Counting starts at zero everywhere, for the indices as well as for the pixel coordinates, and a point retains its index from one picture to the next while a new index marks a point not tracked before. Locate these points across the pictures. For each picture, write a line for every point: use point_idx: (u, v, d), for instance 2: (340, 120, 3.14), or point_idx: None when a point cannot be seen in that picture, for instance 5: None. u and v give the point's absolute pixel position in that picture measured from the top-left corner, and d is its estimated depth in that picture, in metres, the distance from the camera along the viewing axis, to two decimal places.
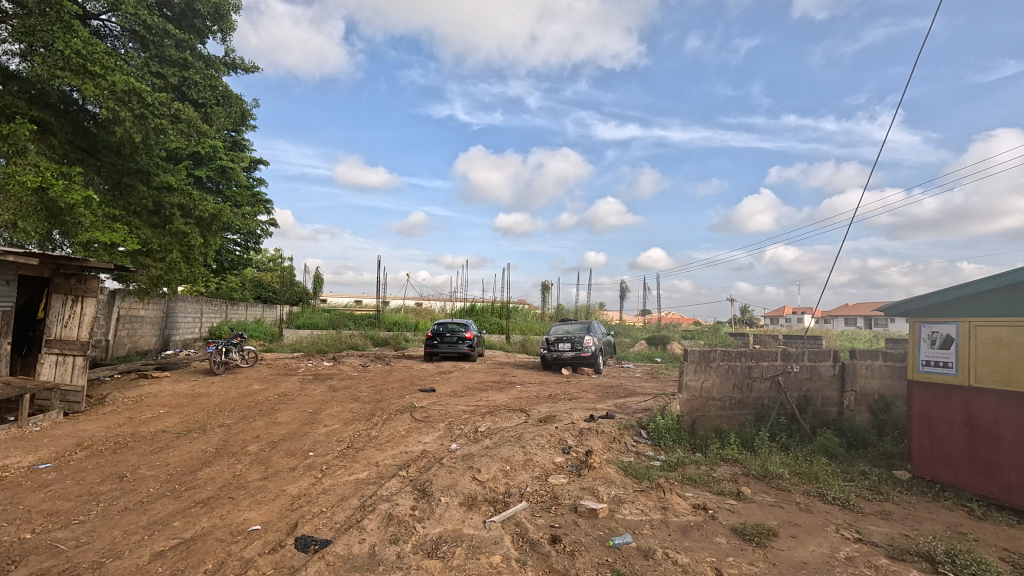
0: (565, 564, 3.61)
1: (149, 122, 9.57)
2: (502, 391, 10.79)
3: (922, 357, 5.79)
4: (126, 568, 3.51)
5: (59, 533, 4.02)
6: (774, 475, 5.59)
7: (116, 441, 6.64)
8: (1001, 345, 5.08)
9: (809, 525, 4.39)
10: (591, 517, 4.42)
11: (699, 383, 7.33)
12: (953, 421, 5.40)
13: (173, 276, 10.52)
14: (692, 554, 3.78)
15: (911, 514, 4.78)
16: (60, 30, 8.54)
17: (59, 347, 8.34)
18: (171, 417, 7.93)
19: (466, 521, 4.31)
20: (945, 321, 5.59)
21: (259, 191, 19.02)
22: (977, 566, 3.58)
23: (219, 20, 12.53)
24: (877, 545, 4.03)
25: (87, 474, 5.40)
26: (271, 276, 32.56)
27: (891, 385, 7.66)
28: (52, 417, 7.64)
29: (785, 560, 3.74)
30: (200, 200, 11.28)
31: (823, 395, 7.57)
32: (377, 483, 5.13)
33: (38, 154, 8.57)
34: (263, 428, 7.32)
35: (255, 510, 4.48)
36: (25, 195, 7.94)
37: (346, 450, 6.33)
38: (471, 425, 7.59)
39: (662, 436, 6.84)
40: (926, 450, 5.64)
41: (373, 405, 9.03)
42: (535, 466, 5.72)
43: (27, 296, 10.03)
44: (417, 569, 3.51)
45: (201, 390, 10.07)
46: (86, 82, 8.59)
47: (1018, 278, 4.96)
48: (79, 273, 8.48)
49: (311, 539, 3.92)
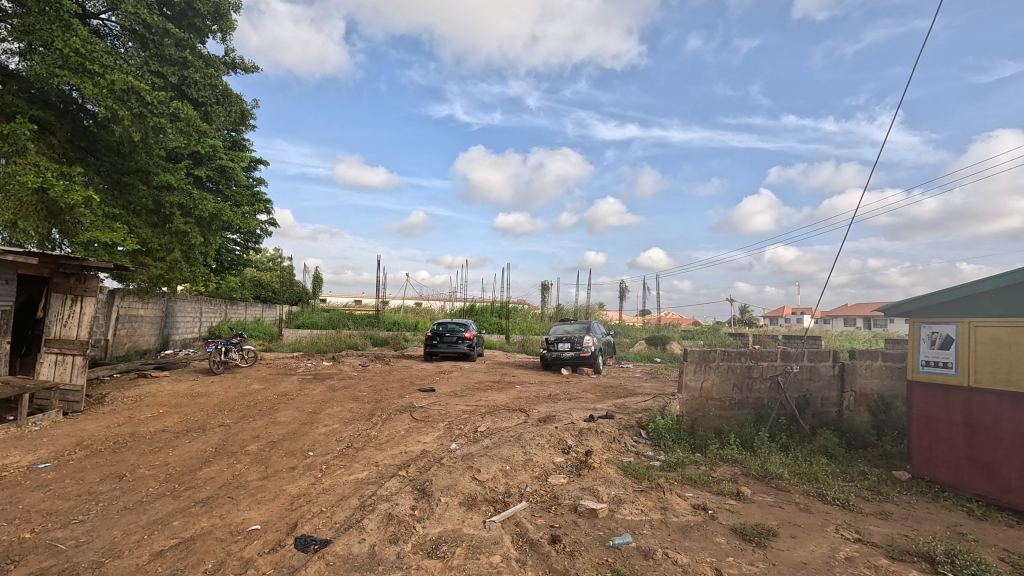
0: (566, 564, 3.60)
1: (148, 121, 9.55)
2: (501, 391, 10.79)
3: (922, 357, 5.79)
4: (126, 568, 3.51)
5: (59, 533, 4.01)
6: (773, 475, 5.59)
7: (116, 440, 6.64)
8: (1001, 345, 5.07)
9: (808, 525, 4.39)
10: (591, 517, 4.42)
11: (699, 383, 7.34)
12: (952, 422, 5.40)
13: (174, 275, 10.53)
14: (692, 554, 3.78)
15: (911, 514, 4.79)
16: (59, 28, 8.53)
17: (59, 346, 8.33)
18: (170, 417, 7.93)
19: (466, 521, 4.31)
20: (945, 322, 5.59)
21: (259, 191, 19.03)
22: (976, 566, 3.58)
23: (219, 19, 12.53)
24: (877, 545, 4.03)
25: (86, 474, 5.40)
26: (271, 276, 32.53)
27: (890, 385, 7.66)
28: (51, 416, 7.63)
29: (785, 560, 3.74)
30: (200, 199, 11.27)
31: (823, 395, 7.58)
32: (377, 483, 5.13)
33: (38, 153, 8.56)
34: (262, 428, 7.31)
35: (255, 510, 4.48)
36: (25, 195, 7.93)
37: (346, 450, 6.32)
38: (471, 425, 7.58)
39: (661, 436, 6.84)
40: (926, 450, 5.64)
41: (373, 405, 9.02)
42: (535, 466, 5.72)
43: (27, 295, 10.02)
44: (417, 569, 3.51)
45: (200, 390, 10.06)
46: (85, 81, 8.59)
47: (1018, 278, 4.96)
48: (79, 272, 8.47)
49: (311, 539, 3.92)
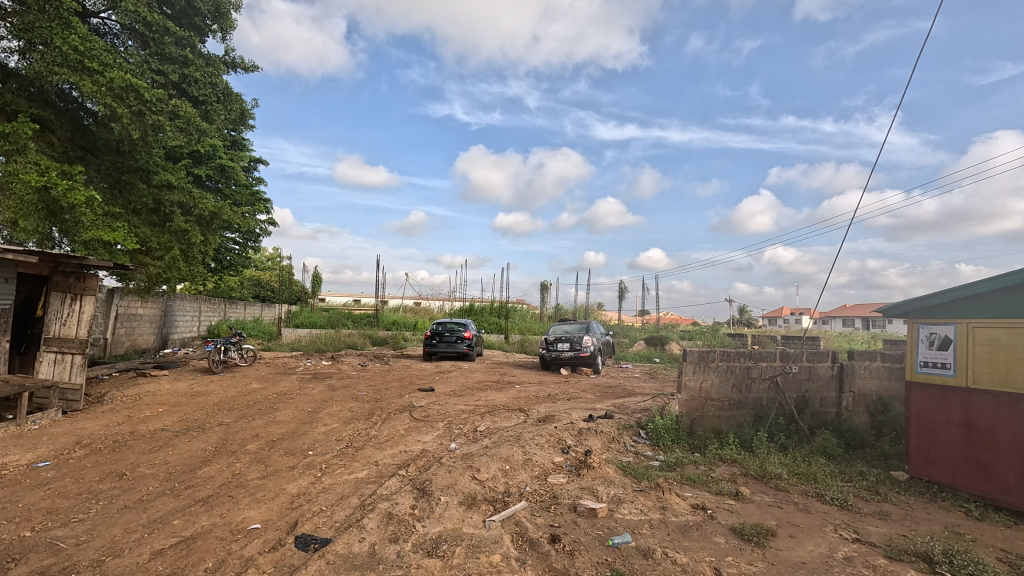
0: (565, 564, 3.61)
1: (147, 119, 9.54)
2: (501, 391, 10.79)
3: (920, 358, 5.81)
4: (127, 566, 3.52)
5: (60, 531, 4.02)
6: (772, 475, 5.61)
7: (116, 439, 6.65)
8: (999, 346, 5.09)
9: (806, 525, 4.40)
10: (590, 517, 4.42)
11: (697, 383, 7.35)
12: (950, 422, 5.43)
13: (173, 274, 10.54)
14: (691, 554, 3.79)
15: (909, 514, 4.81)
16: (59, 26, 8.53)
17: (59, 345, 8.33)
18: (169, 416, 7.93)
19: (465, 520, 4.32)
20: (942, 323, 5.61)
21: (258, 191, 19.08)
22: (974, 566, 3.60)
23: (219, 17, 12.50)
24: (874, 545, 4.05)
25: (86, 472, 5.39)
26: (269, 275, 32.52)
27: (888, 386, 7.69)
28: (50, 415, 7.62)
29: (783, 560, 3.75)
30: (199, 198, 11.25)
31: (821, 396, 7.59)
32: (376, 482, 5.14)
33: (38, 152, 8.56)
34: (262, 427, 7.31)
35: (255, 509, 4.48)
36: (26, 193, 7.93)
37: (346, 449, 6.33)
38: (471, 424, 7.58)
39: (660, 436, 6.86)
40: (924, 450, 5.66)
41: (373, 404, 9.01)
42: (534, 466, 5.72)
43: (26, 294, 9.94)
44: (417, 568, 3.52)
45: (199, 389, 10.06)
46: (85, 79, 8.60)
47: (1018, 279, 4.96)
48: (79, 271, 8.45)
49: (311, 537, 3.93)
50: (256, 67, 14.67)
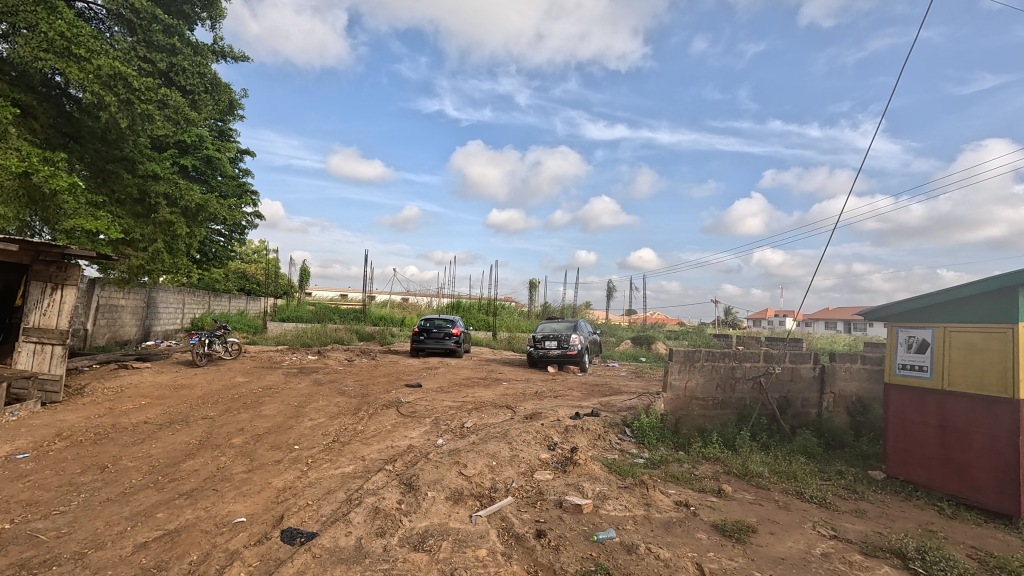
0: (551, 558, 3.67)
1: (136, 108, 9.33)
2: (487, 388, 10.82)
3: (898, 360, 5.96)
4: (109, 559, 3.48)
5: (40, 524, 3.96)
6: (753, 473, 5.71)
7: (96, 431, 6.54)
8: (974, 350, 5.23)
9: (786, 522, 4.50)
10: (576, 512, 4.48)
11: (683, 383, 7.48)
12: (927, 423, 5.57)
13: (155, 266, 10.30)
14: (674, 549, 3.86)
15: (885, 513, 4.92)
16: (44, 10, 8.35)
17: (38, 336, 8.17)
18: (152, 408, 7.83)
19: (452, 515, 4.35)
20: (921, 327, 5.76)
21: (246, 183, 18.83)
22: (945, 563, 3.71)
23: (208, 6, 12.41)
24: (851, 542, 4.16)
25: (66, 464, 5.31)
26: (256, 268, 32.15)
27: (868, 388, 7.82)
28: (30, 407, 7.47)
29: (763, 555, 3.84)
30: (185, 189, 11.15)
31: (803, 396, 7.73)
32: (363, 477, 5.14)
33: (18, 137, 8.37)
34: (247, 421, 7.26)
35: (240, 503, 4.46)
36: (8, 180, 7.68)
37: (332, 443, 6.33)
38: (458, 420, 7.61)
39: (645, 434, 6.98)
40: (901, 451, 5.80)
41: (359, 400, 8.94)
42: (520, 462, 5.77)
43: (5, 283, 9.80)
44: (404, 562, 3.54)
45: (183, 382, 9.93)
46: (71, 65, 8.42)
47: (992, 285, 5.10)
48: (60, 261, 8.25)
49: (297, 531, 3.93)
50: (245, 58, 14.53)
